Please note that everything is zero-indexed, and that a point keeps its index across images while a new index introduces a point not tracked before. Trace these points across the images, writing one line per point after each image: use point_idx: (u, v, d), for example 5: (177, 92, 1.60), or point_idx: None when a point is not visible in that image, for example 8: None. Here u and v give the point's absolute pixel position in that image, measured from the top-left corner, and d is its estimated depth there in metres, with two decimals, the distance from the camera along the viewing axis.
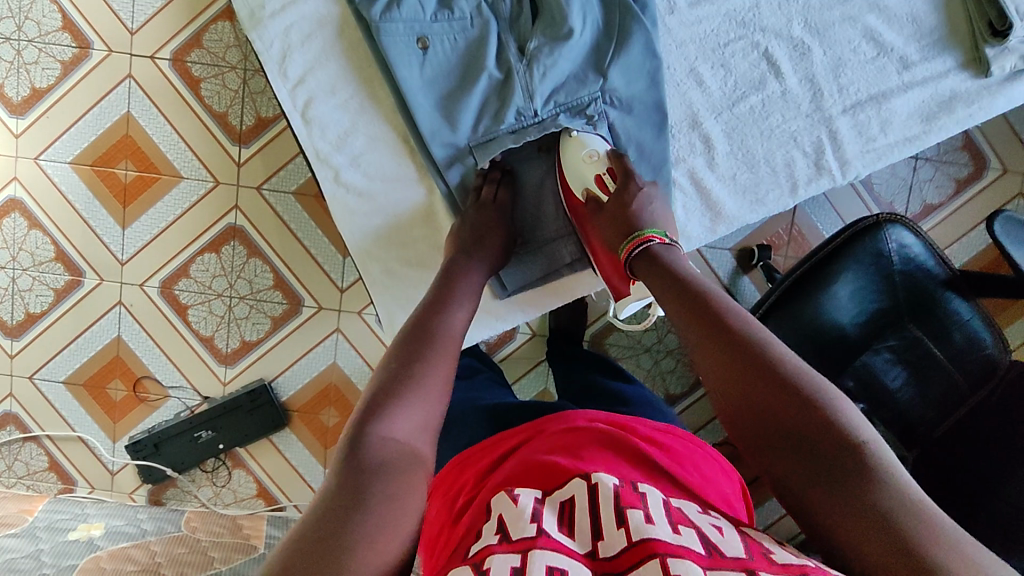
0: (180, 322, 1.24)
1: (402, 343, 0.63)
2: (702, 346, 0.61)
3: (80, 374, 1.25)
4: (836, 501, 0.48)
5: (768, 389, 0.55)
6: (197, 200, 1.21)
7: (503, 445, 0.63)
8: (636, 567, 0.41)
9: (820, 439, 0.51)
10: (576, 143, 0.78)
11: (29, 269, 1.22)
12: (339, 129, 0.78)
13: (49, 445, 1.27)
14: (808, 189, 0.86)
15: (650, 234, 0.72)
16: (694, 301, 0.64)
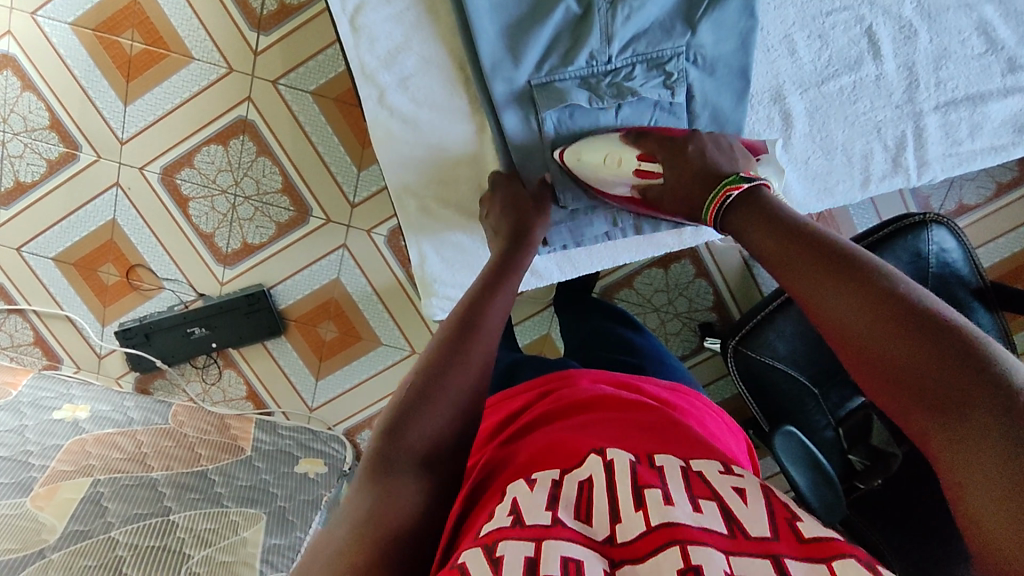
0: (179, 213, 1.19)
1: (444, 342, 0.56)
2: (810, 290, 0.50)
3: (71, 253, 1.21)
4: (988, 466, 0.36)
5: (887, 334, 0.44)
6: (208, 86, 1.12)
7: (520, 406, 0.64)
8: (656, 554, 0.39)
9: (954, 391, 0.39)
10: (587, 161, 0.72)
11: (20, 134, 1.14)
12: (389, 44, 0.70)
13: (36, 321, 1.24)
14: (879, 185, 0.83)
15: (732, 186, 0.61)
16: (800, 240, 0.53)
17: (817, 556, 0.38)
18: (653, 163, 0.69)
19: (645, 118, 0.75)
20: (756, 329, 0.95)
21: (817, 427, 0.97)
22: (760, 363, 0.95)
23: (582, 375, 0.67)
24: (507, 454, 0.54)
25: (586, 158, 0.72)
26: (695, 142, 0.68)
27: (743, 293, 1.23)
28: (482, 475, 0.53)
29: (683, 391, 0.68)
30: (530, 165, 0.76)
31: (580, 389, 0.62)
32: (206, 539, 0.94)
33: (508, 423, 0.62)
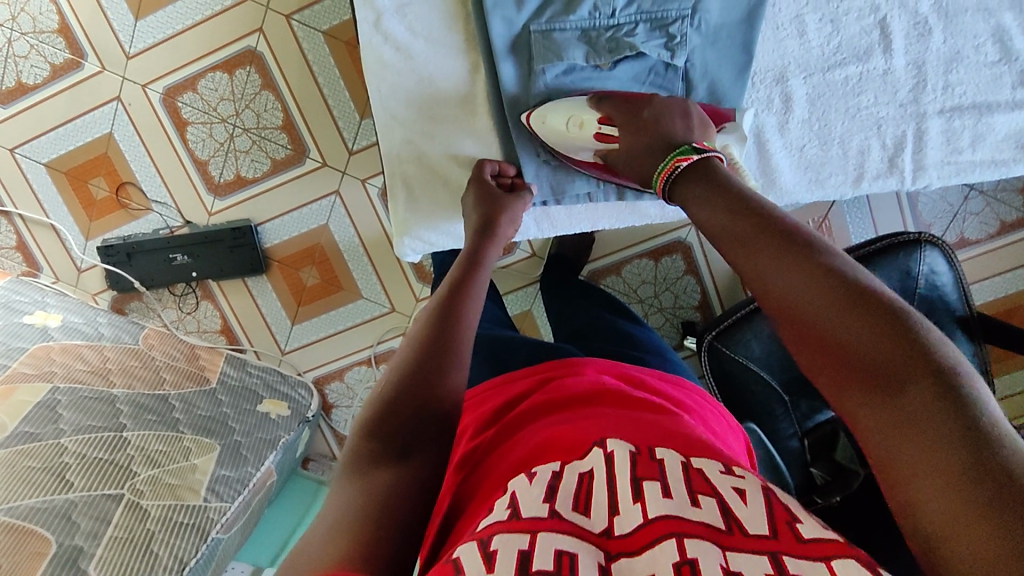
0: (176, 136, 1.18)
1: (429, 335, 0.57)
2: (755, 266, 0.48)
3: (63, 162, 1.20)
4: (936, 452, 0.35)
5: (842, 317, 0.42)
6: (222, 11, 1.11)
7: (518, 390, 0.61)
8: (651, 548, 0.36)
9: (907, 378, 0.38)
10: (550, 128, 0.72)
11: (28, 34, 1.13)
12: None
13: (20, 226, 1.23)
14: (872, 184, 0.82)
15: (672, 162, 0.61)
16: (754, 214, 0.51)
17: (819, 554, 0.36)
18: (612, 126, 0.70)
19: (643, 78, 0.73)
20: (732, 326, 0.96)
21: (782, 435, 0.95)
22: (732, 361, 0.96)
23: (588, 364, 0.63)
24: (502, 450, 0.51)
25: (551, 124, 0.72)
26: (651, 107, 0.68)
27: (729, 293, 1.22)
28: (479, 468, 0.51)
29: (685, 388, 0.64)
30: (516, 112, 0.74)
31: (576, 381, 0.59)
32: (155, 460, 0.95)
33: (506, 408, 0.59)
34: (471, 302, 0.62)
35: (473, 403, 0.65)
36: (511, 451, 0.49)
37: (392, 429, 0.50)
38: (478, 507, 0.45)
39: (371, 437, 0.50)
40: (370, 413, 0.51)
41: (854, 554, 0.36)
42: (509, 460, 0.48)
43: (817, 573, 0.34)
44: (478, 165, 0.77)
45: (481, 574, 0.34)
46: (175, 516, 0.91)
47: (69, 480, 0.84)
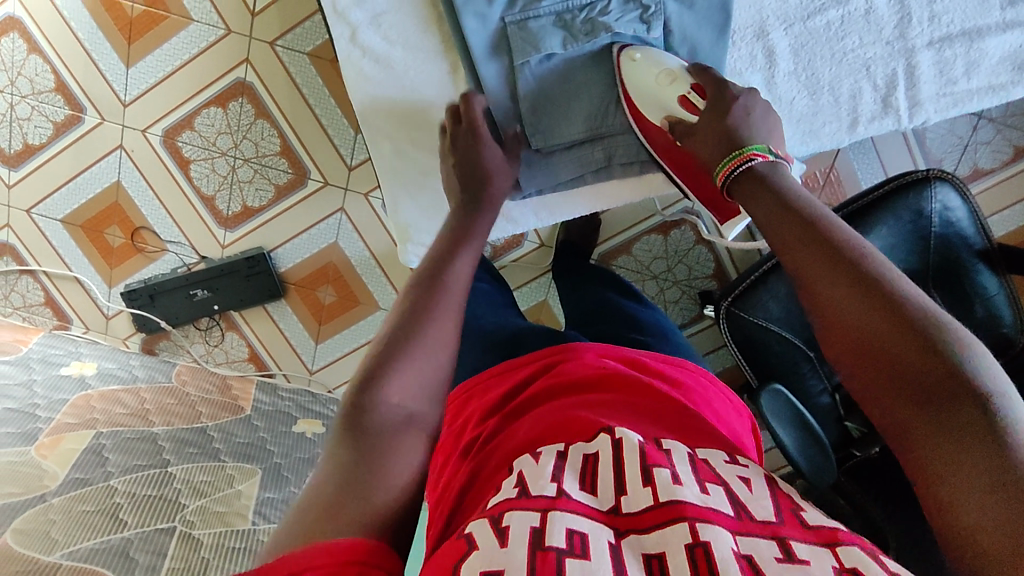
0: (181, 175, 1.20)
1: (413, 301, 0.53)
2: (801, 267, 0.49)
3: (78, 215, 1.23)
4: (976, 481, 0.36)
5: (889, 335, 0.43)
6: (208, 47, 1.12)
7: (518, 378, 0.61)
8: (664, 527, 0.37)
9: (955, 404, 0.39)
10: (643, 63, 0.71)
11: (27, 97, 1.16)
12: None
13: (46, 282, 1.28)
14: (868, 127, 0.81)
15: (751, 152, 0.58)
16: (800, 221, 0.50)
17: (823, 542, 0.37)
18: (699, 96, 0.68)
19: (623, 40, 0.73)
20: (749, 289, 0.93)
21: (812, 392, 0.95)
22: (753, 325, 0.93)
23: (586, 349, 0.63)
24: (500, 437, 0.51)
25: (647, 58, 0.71)
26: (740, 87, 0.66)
27: (744, 257, 1.21)
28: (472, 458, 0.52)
29: (686, 368, 0.63)
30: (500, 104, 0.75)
31: (580, 365, 0.58)
32: (201, 490, 0.97)
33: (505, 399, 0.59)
34: (457, 262, 0.59)
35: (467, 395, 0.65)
36: (508, 439, 0.49)
37: (388, 381, 0.48)
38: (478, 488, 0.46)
39: (362, 386, 0.47)
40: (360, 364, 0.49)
41: (851, 543, 0.37)
42: (510, 445, 0.48)
43: (823, 559, 0.35)
44: (459, 100, 0.73)
45: (495, 549, 0.35)
46: (226, 542, 0.90)
47: (122, 519, 0.87)
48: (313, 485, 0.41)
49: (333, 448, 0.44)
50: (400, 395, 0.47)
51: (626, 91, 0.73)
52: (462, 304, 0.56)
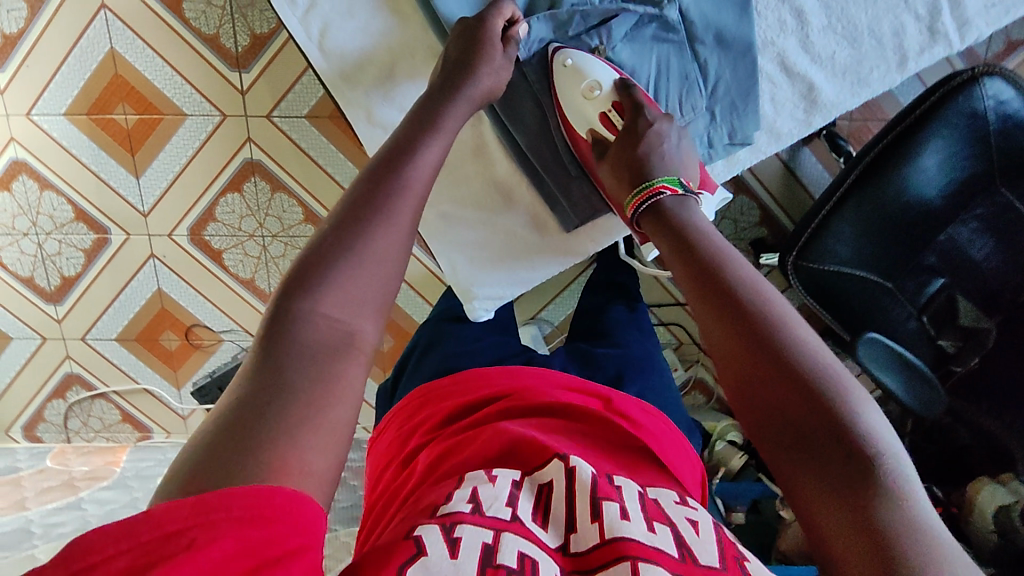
0: (215, 266, 1.21)
1: (353, 203, 0.49)
2: (699, 316, 0.49)
3: (130, 330, 1.26)
4: (850, 545, 0.36)
5: (771, 385, 0.42)
6: (208, 136, 1.11)
7: (479, 387, 0.61)
8: (606, 567, 0.38)
9: (834, 457, 0.38)
10: (572, 73, 0.70)
11: (52, 233, 1.17)
12: (360, 58, 0.74)
13: (119, 400, 1.32)
14: (920, 61, 0.76)
15: (659, 184, 0.61)
16: (703, 265, 0.51)
17: None
18: (618, 115, 0.70)
19: (643, 33, 0.73)
20: (813, 239, 0.87)
21: (899, 321, 0.91)
22: (823, 273, 0.88)
23: (553, 377, 0.62)
24: (425, 461, 0.52)
25: (576, 67, 0.70)
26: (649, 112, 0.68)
27: (790, 198, 1.16)
28: (398, 484, 0.52)
29: (649, 407, 0.60)
30: (525, 131, 0.75)
31: (537, 390, 0.58)
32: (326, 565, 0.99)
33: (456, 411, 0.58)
34: (423, 154, 0.55)
35: (402, 408, 0.65)
36: (433, 465, 0.50)
37: (331, 286, 0.43)
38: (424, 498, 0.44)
39: (297, 290, 0.43)
40: (302, 262, 0.45)
41: None
42: (458, 462, 0.49)
43: None
44: (466, 21, 0.67)
45: (446, 560, 0.37)
46: None
47: None
48: (224, 402, 0.38)
49: (254, 353, 0.40)
50: (338, 312, 0.43)
51: (558, 99, 0.72)
52: (423, 207, 0.51)
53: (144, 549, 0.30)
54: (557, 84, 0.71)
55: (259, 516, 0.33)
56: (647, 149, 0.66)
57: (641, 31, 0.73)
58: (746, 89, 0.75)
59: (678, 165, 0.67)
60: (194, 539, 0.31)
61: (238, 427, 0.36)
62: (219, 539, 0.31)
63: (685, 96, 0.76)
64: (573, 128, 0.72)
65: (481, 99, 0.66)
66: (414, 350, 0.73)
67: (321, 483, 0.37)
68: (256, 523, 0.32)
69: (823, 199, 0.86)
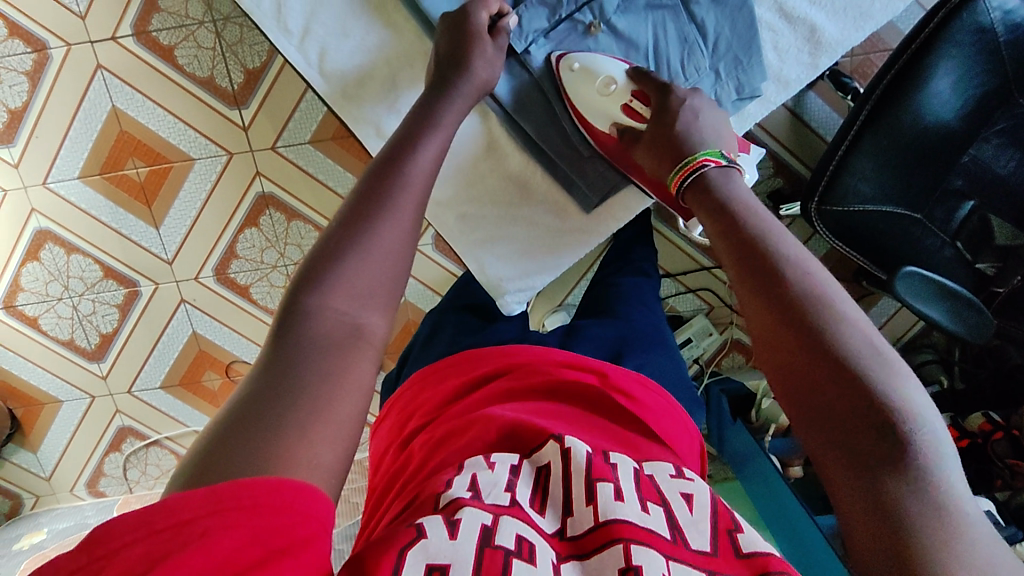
0: (244, 302, 1.23)
1: (355, 196, 0.49)
2: (745, 300, 0.47)
3: (172, 376, 1.29)
4: (873, 544, 0.36)
5: (811, 363, 0.42)
6: (218, 177, 1.13)
7: (480, 367, 0.61)
8: (600, 551, 0.40)
9: (876, 439, 0.38)
10: (582, 76, 0.71)
11: (85, 293, 1.20)
12: (362, 77, 0.74)
13: (172, 445, 1.35)
14: None
15: (701, 158, 0.59)
16: (745, 238, 0.49)
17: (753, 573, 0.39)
18: (642, 104, 0.70)
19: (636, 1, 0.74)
20: (834, 179, 0.85)
21: (934, 251, 0.89)
22: (850, 214, 0.86)
23: (553, 354, 0.62)
24: (426, 443, 0.52)
25: (585, 69, 0.71)
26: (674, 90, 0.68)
27: (802, 144, 1.14)
28: (401, 465, 0.53)
29: (647, 380, 0.62)
30: (533, 120, 0.75)
31: (539, 368, 0.59)
32: None
33: (459, 391, 0.59)
34: (421, 149, 0.55)
35: (403, 392, 0.66)
36: (434, 446, 0.51)
37: (336, 284, 0.44)
38: (427, 483, 0.45)
39: (304, 289, 0.44)
40: (306, 265, 0.45)
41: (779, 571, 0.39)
42: (467, 441, 0.49)
43: None
44: (448, 15, 0.67)
45: (445, 542, 0.38)
46: None
47: None
48: (229, 401, 0.38)
49: (261, 352, 0.41)
50: (347, 306, 0.44)
51: (573, 103, 0.72)
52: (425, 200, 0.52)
53: (156, 540, 0.31)
54: (569, 89, 0.72)
55: (263, 505, 0.33)
56: (683, 125, 0.64)
57: (633, 1, 0.73)
58: (747, 42, 0.74)
59: (718, 138, 0.65)
60: (205, 528, 0.31)
61: (244, 422, 0.37)
62: (230, 527, 0.32)
63: (687, 57, 0.75)
64: (593, 126, 0.73)
65: (478, 93, 0.66)
66: (424, 341, 0.74)
67: (328, 475, 0.38)
68: (264, 510, 0.33)
69: (838, 139, 0.85)
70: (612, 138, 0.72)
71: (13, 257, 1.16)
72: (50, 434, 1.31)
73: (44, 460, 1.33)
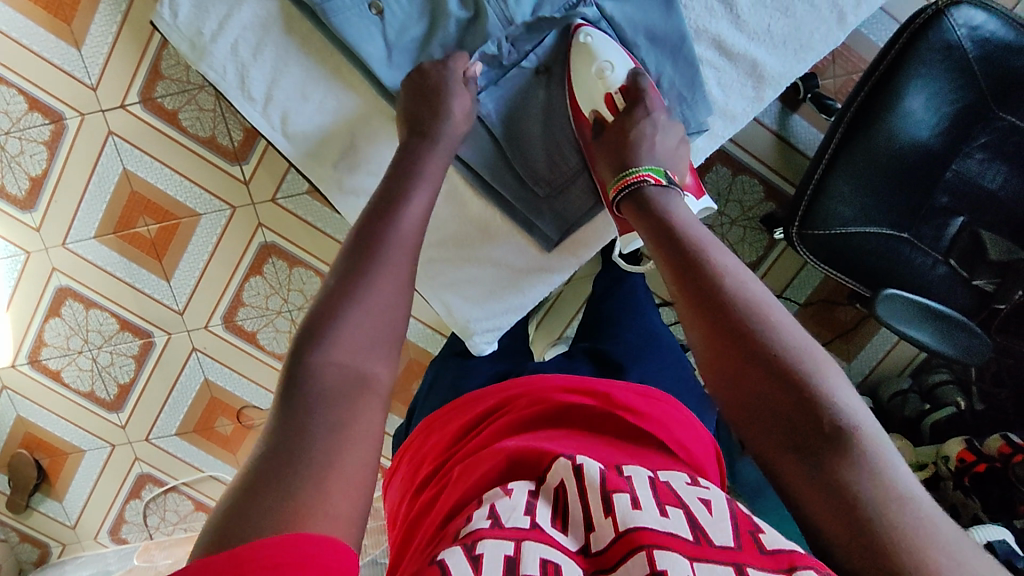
0: (253, 347, 1.27)
1: (346, 253, 0.55)
2: (684, 308, 0.53)
3: (187, 422, 1.33)
4: (826, 514, 0.41)
5: (745, 361, 0.47)
6: (224, 229, 1.18)
7: (483, 408, 0.63)
8: (624, 561, 0.39)
9: (806, 425, 0.43)
10: (585, 53, 0.75)
11: (103, 346, 1.26)
12: (324, 134, 0.77)
13: (189, 491, 1.38)
14: (858, 13, 0.77)
15: (643, 173, 0.68)
16: (681, 253, 0.55)
17: (781, 567, 0.38)
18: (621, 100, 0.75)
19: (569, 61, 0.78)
20: (814, 202, 0.84)
21: (925, 271, 0.87)
22: (832, 237, 0.85)
23: (551, 381, 0.63)
24: (449, 479, 0.52)
25: (590, 48, 0.75)
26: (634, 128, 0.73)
27: (790, 166, 1.14)
28: (422, 505, 0.53)
29: (652, 392, 0.62)
30: (486, 161, 0.78)
31: (544, 395, 0.60)
32: None
33: (470, 428, 0.61)
34: (409, 208, 0.60)
35: (413, 440, 0.68)
36: (455, 477, 0.51)
37: (335, 341, 0.48)
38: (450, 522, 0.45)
39: (309, 344, 0.47)
40: (308, 323, 0.49)
41: (805, 564, 0.38)
42: (479, 475, 0.48)
43: None
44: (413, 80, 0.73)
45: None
46: None
47: None
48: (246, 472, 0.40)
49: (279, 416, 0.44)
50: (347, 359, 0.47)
51: (571, 82, 0.77)
52: (416, 259, 0.58)
53: None
54: (573, 64, 0.76)
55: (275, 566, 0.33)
56: (637, 135, 0.73)
57: None
58: (691, 79, 0.78)
59: (667, 158, 0.73)
60: None
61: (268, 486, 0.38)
62: None
63: None
64: (578, 106, 0.77)
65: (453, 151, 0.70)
66: None
67: (346, 525, 0.39)
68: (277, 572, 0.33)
69: (814, 162, 0.85)
70: (589, 125, 0.77)
71: (37, 314, 1.22)
72: (73, 483, 1.36)
73: (69, 509, 1.38)
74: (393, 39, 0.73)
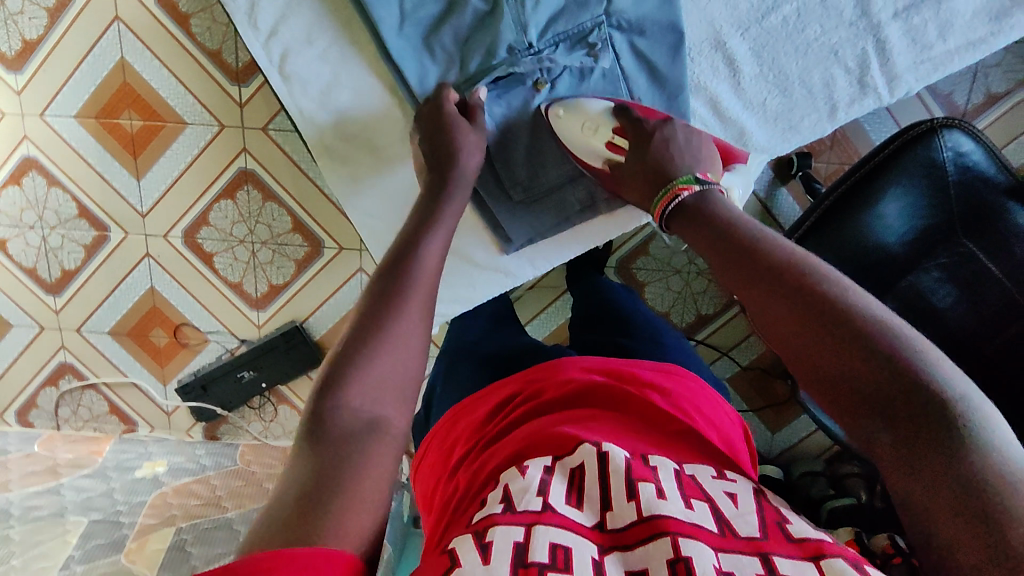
0: (206, 269, 1.26)
1: (374, 289, 0.55)
2: (760, 302, 0.51)
3: (123, 324, 1.31)
4: (942, 503, 0.39)
5: (833, 351, 0.46)
6: (206, 145, 1.16)
7: (504, 392, 0.62)
8: (648, 542, 0.41)
9: (925, 416, 0.41)
10: (567, 119, 0.79)
11: (56, 227, 1.23)
12: (320, 83, 0.82)
13: (107, 392, 1.36)
14: (848, 110, 0.91)
15: (673, 192, 0.64)
16: (750, 249, 0.54)
17: (808, 555, 0.40)
18: (621, 138, 0.76)
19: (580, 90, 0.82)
20: None
21: None
22: None
23: (568, 364, 0.63)
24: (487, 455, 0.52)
25: (568, 113, 0.79)
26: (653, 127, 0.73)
27: None
28: (459, 481, 0.52)
29: (670, 368, 0.64)
30: None
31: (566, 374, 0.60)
32: None
33: (492, 411, 0.60)
34: (428, 244, 0.61)
35: (435, 432, 0.66)
36: (494, 456, 0.51)
37: (358, 384, 0.48)
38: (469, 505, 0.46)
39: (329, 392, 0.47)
40: (333, 364, 0.49)
41: (832, 552, 0.40)
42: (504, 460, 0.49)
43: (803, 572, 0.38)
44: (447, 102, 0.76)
45: (480, 567, 0.38)
46: None
47: None
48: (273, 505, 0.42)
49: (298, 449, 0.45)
50: (366, 402, 0.48)
51: (568, 144, 0.81)
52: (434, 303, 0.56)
53: None
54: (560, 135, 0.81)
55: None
56: (660, 152, 0.71)
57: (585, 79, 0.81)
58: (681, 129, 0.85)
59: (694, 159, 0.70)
60: None
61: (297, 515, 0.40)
62: None
63: None
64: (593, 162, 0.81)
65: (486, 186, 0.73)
66: None
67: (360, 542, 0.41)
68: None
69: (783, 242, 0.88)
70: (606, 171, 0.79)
71: None
72: None
73: None
74: (408, 10, 0.75)
